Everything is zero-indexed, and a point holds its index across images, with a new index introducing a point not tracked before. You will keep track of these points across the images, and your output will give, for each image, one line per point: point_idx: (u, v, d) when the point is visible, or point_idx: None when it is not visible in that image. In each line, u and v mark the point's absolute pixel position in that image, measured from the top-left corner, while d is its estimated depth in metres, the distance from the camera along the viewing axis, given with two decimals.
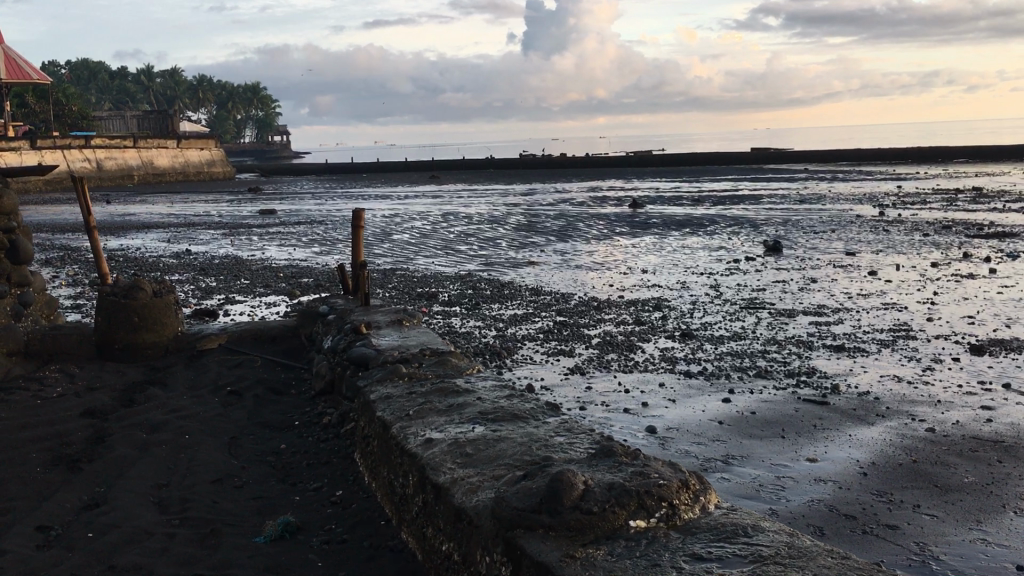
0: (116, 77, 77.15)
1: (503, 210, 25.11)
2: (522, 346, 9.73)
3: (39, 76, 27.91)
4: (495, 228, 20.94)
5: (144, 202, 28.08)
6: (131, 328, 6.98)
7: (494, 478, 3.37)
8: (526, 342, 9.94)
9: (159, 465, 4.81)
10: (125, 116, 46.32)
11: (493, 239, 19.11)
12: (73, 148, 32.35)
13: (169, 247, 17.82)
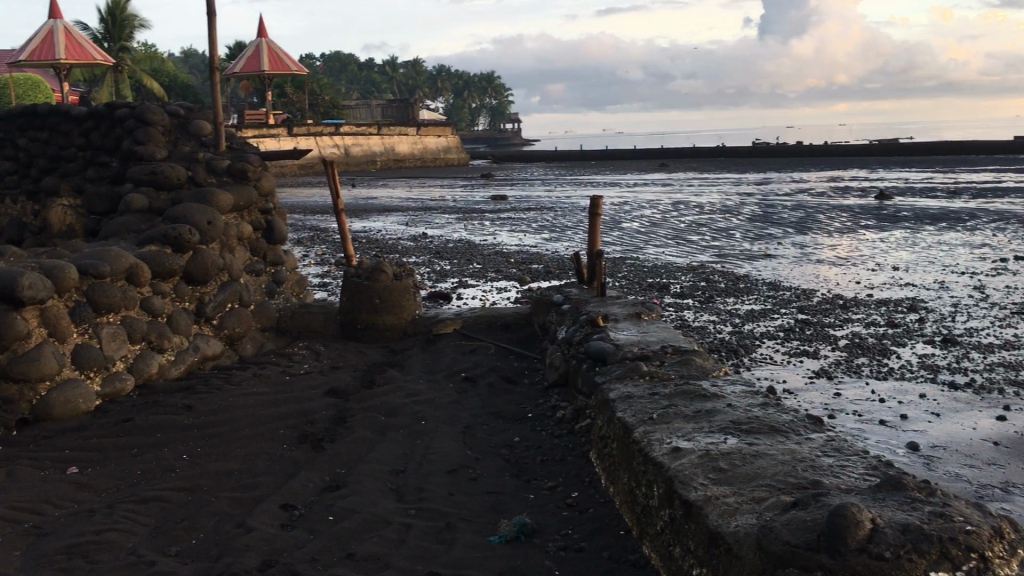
0: (363, 68, 81.68)
1: (737, 199, 24.18)
2: (761, 344, 9.16)
3: (297, 67, 28.92)
4: (729, 218, 20.13)
5: (385, 187, 29.40)
6: (373, 310, 7.13)
7: (755, 501, 3.00)
8: (765, 340, 9.35)
9: (394, 451, 4.79)
10: (371, 105, 48.87)
11: (727, 230, 18.38)
12: (324, 135, 34.42)
13: (407, 229, 18.47)
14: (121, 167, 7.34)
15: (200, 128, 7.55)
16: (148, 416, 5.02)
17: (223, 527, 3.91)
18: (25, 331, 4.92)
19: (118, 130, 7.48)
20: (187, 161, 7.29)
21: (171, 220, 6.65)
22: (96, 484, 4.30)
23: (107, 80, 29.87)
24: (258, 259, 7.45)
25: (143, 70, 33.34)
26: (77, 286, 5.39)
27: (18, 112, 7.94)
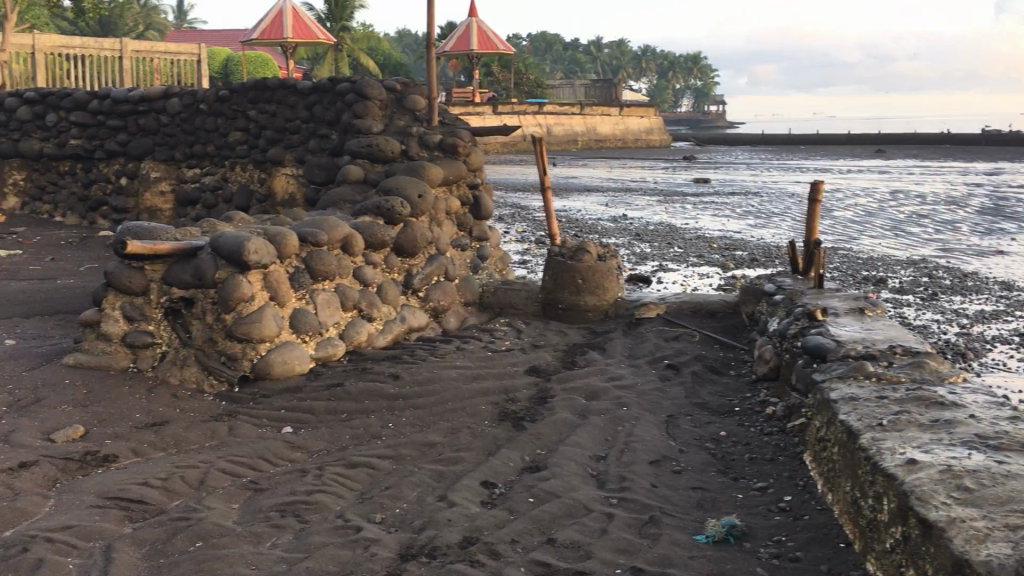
0: (568, 48, 81.88)
1: (964, 190, 22.38)
2: (993, 349, 8.36)
3: (505, 47, 28.91)
4: (954, 210, 18.63)
5: (586, 166, 29.31)
6: (576, 290, 7.03)
7: (1011, 530, 2.66)
8: (997, 345, 8.53)
9: (596, 436, 4.66)
10: (575, 85, 48.88)
11: (952, 223, 17.03)
12: (527, 114, 34.73)
13: (607, 210, 18.30)
14: (341, 140, 7.58)
15: (415, 103, 7.68)
16: (358, 382, 5.14)
17: (426, 499, 3.92)
18: (250, 293, 5.16)
19: (339, 103, 7.73)
20: (401, 136, 7.43)
21: (384, 192, 6.80)
22: (308, 445, 4.43)
23: (328, 58, 31.35)
24: (464, 234, 7.51)
25: (361, 47, 34.74)
26: (297, 253, 5.59)
27: (250, 85, 8.38)
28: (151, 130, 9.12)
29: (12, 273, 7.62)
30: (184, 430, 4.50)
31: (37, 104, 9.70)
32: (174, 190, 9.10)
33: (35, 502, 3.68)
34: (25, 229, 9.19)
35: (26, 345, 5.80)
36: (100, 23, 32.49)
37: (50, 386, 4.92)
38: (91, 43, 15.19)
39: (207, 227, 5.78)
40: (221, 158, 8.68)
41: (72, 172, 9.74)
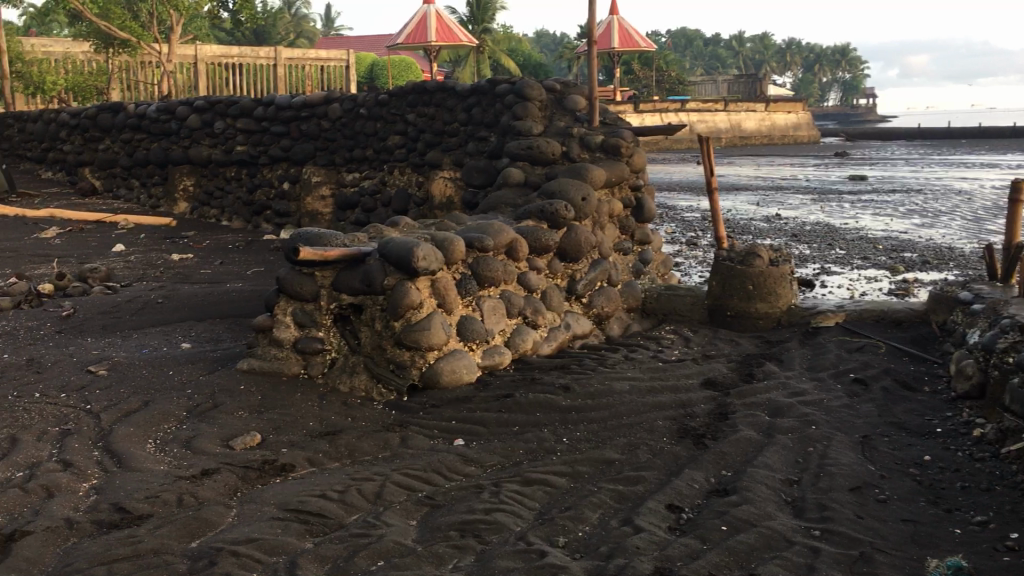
0: (709, 43, 80.09)
1: None
2: None
3: (648, 44, 28.18)
4: None
5: (732, 164, 28.43)
6: (746, 296, 6.66)
7: None
8: None
9: (786, 458, 4.33)
10: (717, 81, 47.67)
11: None
12: (670, 112, 34.04)
13: (759, 210, 17.62)
14: (500, 142, 7.46)
15: (575, 103, 7.47)
16: (528, 393, 4.96)
17: (610, 523, 3.69)
18: (418, 300, 5.06)
19: (498, 105, 7.61)
20: (563, 137, 7.24)
21: (547, 196, 6.62)
22: (482, 459, 4.28)
23: (470, 60, 31.61)
24: (626, 238, 7.25)
25: (502, 49, 34.87)
26: (464, 259, 5.47)
27: (409, 89, 8.37)
28: (312, 135, 9.26)
29: (184, 276, 7.85)
30: (357, 440, 4.43)
31: (206, 112, 10.03)
32: (334, 195, 9.21)
33: (218, 511, 3.65)
34: (194, 233, 9.50)
35: (201, 349, 5.91)
36: (255, 33, 33.82)
37: (226, 391, 4.96)
38: (249, 52, 15.88)
39: (374, 232, 5.74)
40: (380, 162, 8.72)
41: (238, 177, 10.01)
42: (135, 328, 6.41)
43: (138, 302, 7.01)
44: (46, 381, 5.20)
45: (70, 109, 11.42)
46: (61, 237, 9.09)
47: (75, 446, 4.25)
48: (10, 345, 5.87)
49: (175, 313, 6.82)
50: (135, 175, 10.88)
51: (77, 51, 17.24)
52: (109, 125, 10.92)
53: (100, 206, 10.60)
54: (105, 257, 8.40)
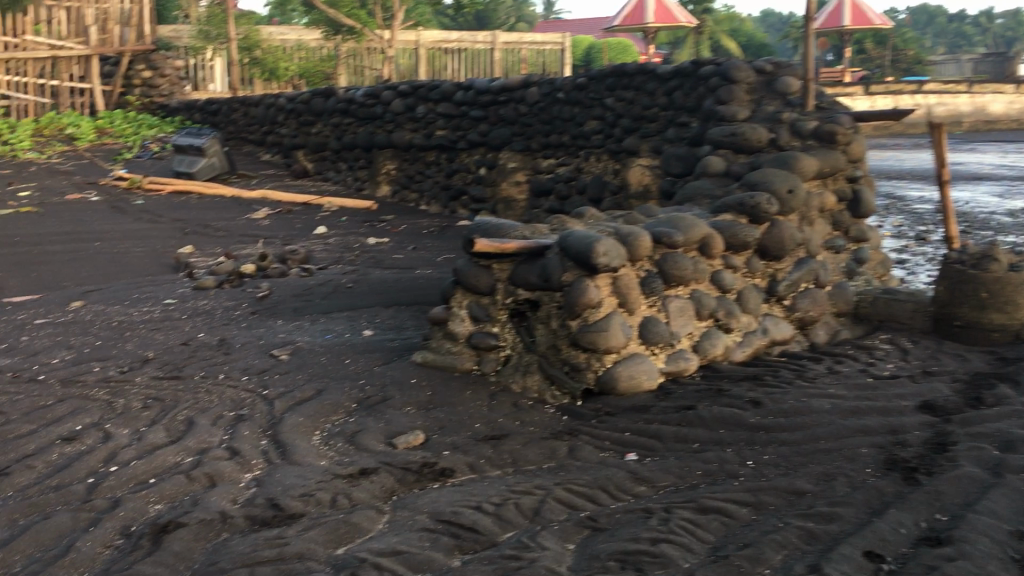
0: (953, 20, 74.09)
1: None
2: None
3: (884, 22, 26.15)
4: None
5: (975, 151, 25.91)
6: (977, 304, 5.83)
7: None
8: None
9: (1016, 504, 3.64)
10: (962, 60, 43.78)
11: None
12: (906, 94, 31.54)
13: (1003, 202, 15.87)
14: (702, 128, 7.00)
15: (787, 86, 6.80)
16: (712, 406, 4.51)
17: (793, 568, 3.20)
18: (597, 298, 4.74)
19: (702, 89, 7.14)
20: (770, 123, 6.65)
21: (749, 187, 6.10)
22: (654, 478, 3.89)
23: (688, 42, 30.64)
24: (839, 235, 6.56)
25: (723, 29, 33.57)
26: (650, 255, 5.09)
27: (608, 72, 8.01)
28: (510, 119, 9.09)
29: (378, 261, 7.92)
30: (523, 447, 4.17)
31: (410, 96, 10.12)
32: (530, 181, 9.01)
33: (368, 516, 3.49)
34: (393, 217, 9.61)
35: (382, 337, 5.87)
36: (477, 18, 34.34)
37: (397, 385, 4.87)
38: (468, 37, 16.12)
39: (557, 223, 5.47)
40: (576, 148, 8.43)
41: (437, 161, 10.04)
42: (323, 312, 6.49)
43: (330, 285, 7.11)
44: (232, 363, 5.31)
45: (288, 94, 11.92)
46: (271, 218, 9.46)
47: (245, 433, 4.26)
48: (207, 324, 6.08)
49: (363, 298, 6.85)
50: (343, 159, 11.18)
51: (310, 39, 17.96)
52: (321, 109, 11.29)
53: (311, 188, 10.98)
54: (308, 239, 8.64)
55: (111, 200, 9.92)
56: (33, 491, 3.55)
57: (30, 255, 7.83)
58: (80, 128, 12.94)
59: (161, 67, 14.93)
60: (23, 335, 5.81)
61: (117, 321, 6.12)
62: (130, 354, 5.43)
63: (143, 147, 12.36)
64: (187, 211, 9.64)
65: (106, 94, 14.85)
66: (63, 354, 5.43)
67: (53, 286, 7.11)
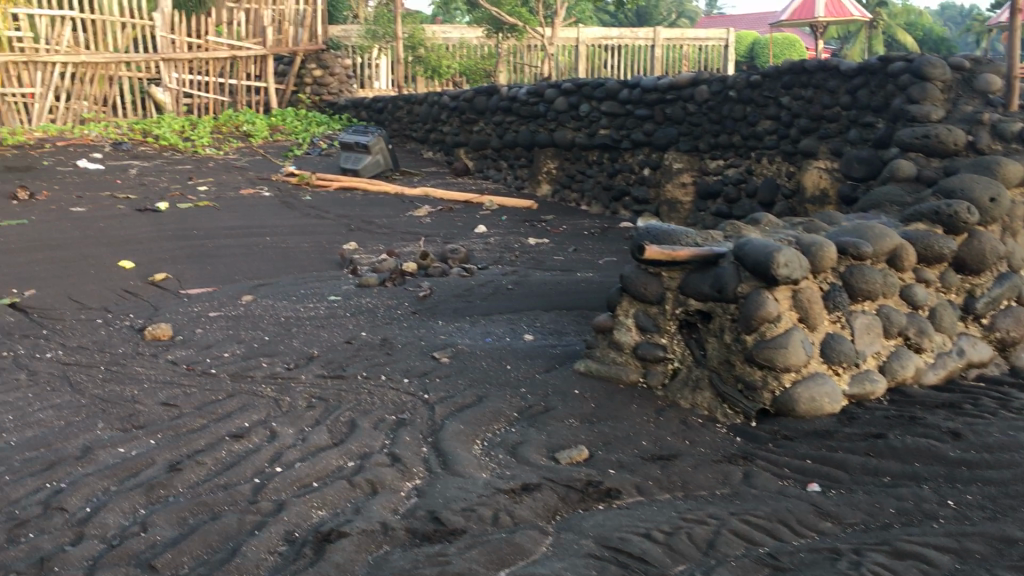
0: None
1: None
2: None
3: None
4: None
5: None
6: None
7: None
8: None
9: None
10: None
11: None
12: None
13: None
14: (890, 128, 6.51)
15: (988, 84, 6.29)
16: (905, 436, 4.11)
17: None
18: (776, 313, 4.42)
19: (890, 86, 6.65)
20: (969, 124, 6.09)
21: (945, 194, 5.59)
22: (841, 515, 3.56)
23: (860, 36, 29.21)
24: None
25: (898, 23, 31.81)
26: (835, 267, 4.72)
27: (785, 69, 7.59)
28: (677, 118, 8.77)
29: (538, 262, 7.79)
30: (693, 470, 3.92)
31: (573, 95, 9.96)
32: (696, 182, 8.67)
33: (532, 537, 3.33)
34: (553, 217, 9.47)
35: (543, 343, 5.71)
36: (637, 14, 33.94)
37: (560, 394, 4.70)
38: (629, 34, 15.92)
39: (732, 230, 5.17)
40: (747, 149, 8.04)
41: (599, 161, 9.82)
42: (484, 314, 6.41)
43: (490, 286, 7.03)
44: (394, 363, 5.28)
45: (452, 92, 11.99)
46: (432, 216, 9.50)
47: (406, 439, 4.19)
48: (370, 322, 6.10)
49: (523, 301, 6.73)
50: (504, 157, 11.14)
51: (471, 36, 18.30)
52: (484, 107, 11.29)
53: (472, 186, 11.00)
54: (468, 238, 8.62)
55: (282, 195, 10.22)
56: (203, 488, 3.57)
57: (205, 248, 8.13)
58: (254, 125, 13.47)
59: (331, 66, 15.58)
60: (197, 327, 5.98)
61: (284, 316, 6.23)
62: (297, 350, 5.50)
63: (312, 144, 12.72)
64: (352, 207, 9.82)
65: (280, 92, 15.52)
66: (233, 347, 5.55)
67: (226, 279, 7.34)
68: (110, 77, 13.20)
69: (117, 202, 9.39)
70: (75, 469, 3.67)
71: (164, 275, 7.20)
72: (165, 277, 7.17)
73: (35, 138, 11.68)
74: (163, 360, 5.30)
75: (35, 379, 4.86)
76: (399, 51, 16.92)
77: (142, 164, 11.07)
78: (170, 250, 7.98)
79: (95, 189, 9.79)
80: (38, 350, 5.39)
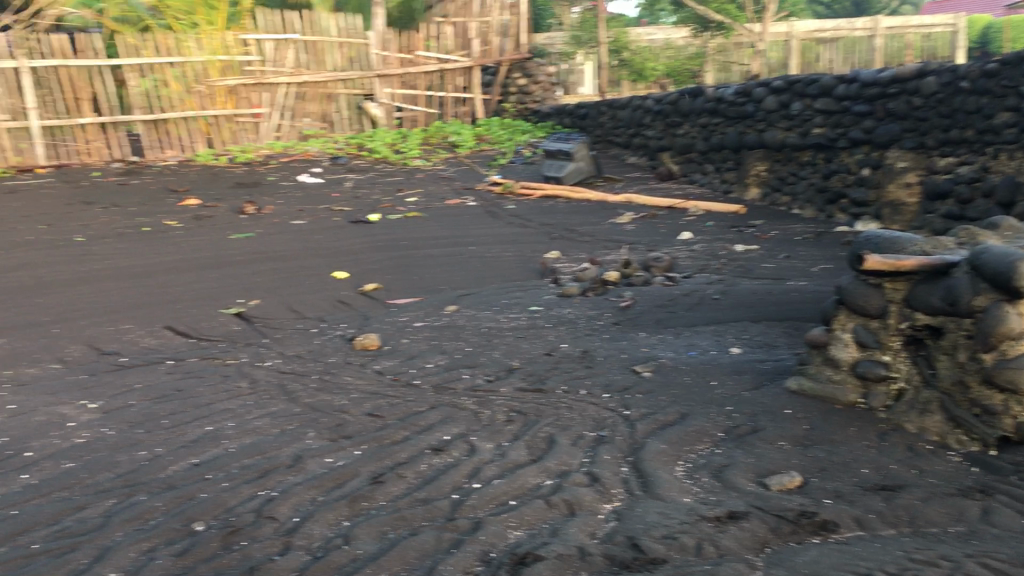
0: None
1: None
2: None
3: None
4: None
5: None
6: None
7: None
8: None
9: None
10: None
11: None
12: None
13: None
14: None
15: None
16: None
17: None
18: (1020, 329, 3.94)
19: None
20: None
21: None
22: None
23: None
24: None
25: None
26: None
27: None
28: (900, 114, 8.13)
29: (746, 270, 7.45)
30: (922, 504, 3.55)
31: (784, 93, 9.48)
32: (924, 182, 7.99)
33: (738, 570, 3.10)
34: (763, 222, 9.04)
35: (752, 357, 5.42)
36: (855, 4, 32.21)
37: (770, 414, 4.42)
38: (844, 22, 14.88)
39: (966, 236, 4.68)
40: (983, 144, 7.32)
41: (813, 161, 9.28)
42: (688, 325, 6.17)
43: (695, 296, 6.77)
44: (595, 377, 5.17)
45: (656, 95, 11.75)
46: (635, 223, 9.33)
47: (606, 458, 4.06)
48: (571, 334, 6.03)
49: (730, 311, 6.43)
50: (710, 160, 10.78)
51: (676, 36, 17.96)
52: (689, 109, 10.98)
53: (676, 191, 10.73)
54: (672, 245, 8.38)
55: (486, 205, 10.38)
56: (404, 503, 3.59)
57: (414, 258, 8.36)
58: (461, 136, 13.80)
59: (535, 74, 15.65)
60: (403, 336, 6.13)
61: (487, 327, 6.27)
62: (497, 362, 5.51)
63: (516, 152, 12.87)
64: (555, 215, 9.81)
65: (487, 103, 15.86)
66: (437, 358, 5.63)
67: (432, 289, 7.50)
68: (329, 95, 13.90)
69: (333, 214, 9.86)
70: (286, 478, 3.81)
71: (374, 285, 7.47)
72: (375, 287, 7.43)
73: (263, 155, 12.52)
74: (371, 370, 5.45)
75: (254, 387, 5.11)
76: (603, 56, 16.85)
77: (357, 176, 11.59)
78: (380, 260, 8.27)
79: (314, 203, 10.32)
80: (259, 358, 5.70)
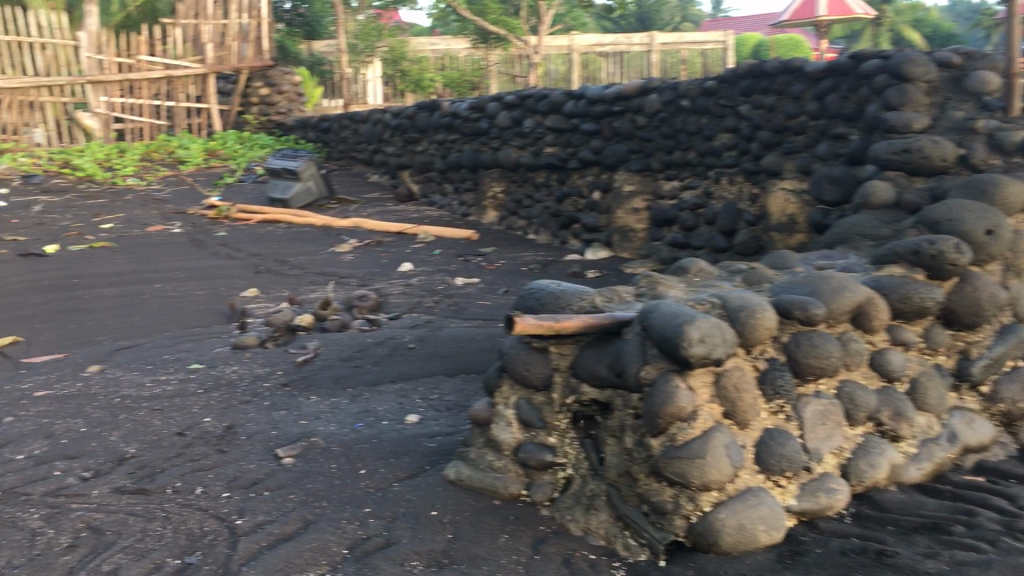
0: None
1: None
2: None
3: None
4: None
5: None
6: None
7: None
8: None
9: None
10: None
11: None
12: None
13: None
14: (864, 143, 5.34)
15: (984, 83, 5.09)
16: None
17: None
18: (690, 407, 3.27)
19: (863, 90, 5.52)
20: (961, 134, 4.91)
21: (928, 226, 4.43)
22: None
23: (869, 35, 26.71)
24: None
25: (909, 19, 29.08)
26: (775, 335, 3.59)
27: (744, 72, 6.43)
28: (625, 133, 7.57)
29: (459, 309, 6.59)
30: None
31: (516, 109, 8.77)
32: (650, 207, 7.47)
33: None
34: (493, 250, 8.27)
35: (426, 428, 4.48)
36: (638, 22, 31.59)
37: (413, 518, 3.49)
38: (623, 39, 14.65)
39: (647, 283, 4.01)
40: (705, 168, 6.86)
41: (547, 183, 8.62)
42: (370, 384, 5.19)
43: (388, 345, 5.78)
44: (223, 468, 4.03)
45: (394, 108, 10.80)
46: (356, 251, 8.30)
47: None
48: (222, 404, 4.84)
49: (424, 363, 5.49)
50: (450, 180, 9.94)
51: (459, 48, 17.16)
52: (426, 125, 10.09)
53: (413, 214, 9.80)
54: (388, 278, 7.42)
55: (193, 231, 8.97)
56: None
57: (80, 302, 6.91)
58: (189, 151, 12.26)
59: (278, 84, 14.29)
60: (11, 414, 4.80)
61: (118, 397, 4.95)
62: (110, 449, 4.29)
63: (247, 170, 11.53)
64: (268, 243, 8.57)
65: (224, 113, 14.29)
66: (37, 448, 4.30)
67: (87, 342, 6.09)
68: (30, 103, 12.36)
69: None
70: None
71: (14, 340, 6.01)
72: (15, 342, 5.97)
73: None
74: None
75: None
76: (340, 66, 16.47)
77: (50, 199, 9.84)
78: (33, 306, 6.78)
79: None
80: None
